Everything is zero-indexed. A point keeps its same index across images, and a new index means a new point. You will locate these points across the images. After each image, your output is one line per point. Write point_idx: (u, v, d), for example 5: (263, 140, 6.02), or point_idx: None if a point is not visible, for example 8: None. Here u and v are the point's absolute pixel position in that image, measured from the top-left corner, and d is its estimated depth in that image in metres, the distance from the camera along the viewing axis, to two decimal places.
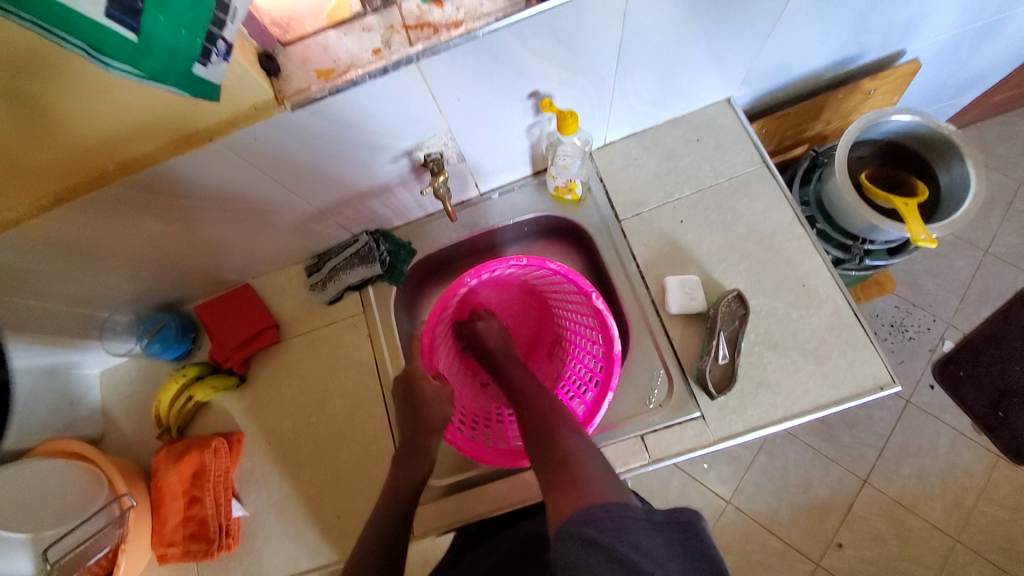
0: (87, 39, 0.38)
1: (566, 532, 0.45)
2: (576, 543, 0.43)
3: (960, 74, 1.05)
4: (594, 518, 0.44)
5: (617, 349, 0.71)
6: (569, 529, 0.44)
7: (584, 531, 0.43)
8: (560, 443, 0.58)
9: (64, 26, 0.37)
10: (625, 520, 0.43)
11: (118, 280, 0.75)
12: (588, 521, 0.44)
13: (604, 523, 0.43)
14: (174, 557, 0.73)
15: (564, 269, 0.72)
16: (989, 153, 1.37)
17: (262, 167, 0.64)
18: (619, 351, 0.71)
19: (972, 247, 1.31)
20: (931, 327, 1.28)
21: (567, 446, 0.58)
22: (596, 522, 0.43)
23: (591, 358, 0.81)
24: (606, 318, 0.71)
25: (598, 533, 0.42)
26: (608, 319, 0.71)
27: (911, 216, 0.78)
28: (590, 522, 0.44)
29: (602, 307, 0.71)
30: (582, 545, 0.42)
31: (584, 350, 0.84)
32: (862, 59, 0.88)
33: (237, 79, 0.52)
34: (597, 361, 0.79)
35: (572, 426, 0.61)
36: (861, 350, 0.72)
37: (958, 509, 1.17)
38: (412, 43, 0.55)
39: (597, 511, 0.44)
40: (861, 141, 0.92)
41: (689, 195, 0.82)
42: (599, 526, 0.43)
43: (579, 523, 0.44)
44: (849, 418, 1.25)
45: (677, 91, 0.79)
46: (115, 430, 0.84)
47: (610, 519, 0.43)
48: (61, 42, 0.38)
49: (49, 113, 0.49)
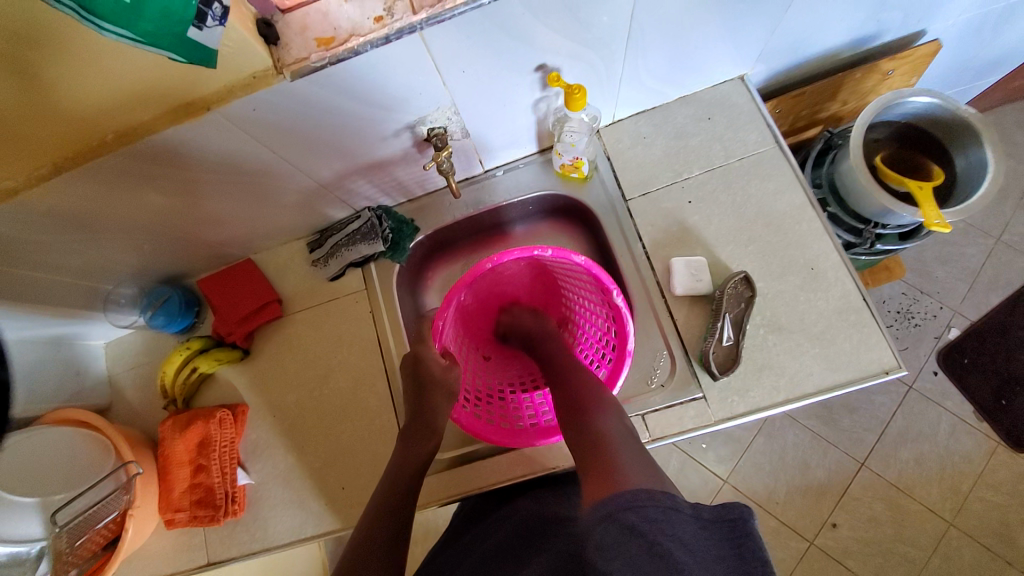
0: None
1: (605, 513, 0.44)
2: (615, 526, 0.42)
3: (984, 55, 1.01)
4: (637, 505, 0.44)
5: (628, 347, 0.70)
6: (608, 510, 0.44)
7: (622, 515, 0.43)
8: (594, 424, 0.60)
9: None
10: (672, 513, 0.43)
11: (121, 252, 0.75)
12: (629, 507, 0.44)
13: (649, 512, 0.42)
14: (182, 523, 0.75)
15: (587, 264, 0.68)
16: (1008, 138, 1.34)
17: (262, 138, 0.63)
18: (630, 348, 0.70)
19: (984, 235, 1.29)
20: (937, 315, 1.26)
21: (600, 425, 0.59)
22: (640, 509, 0.43)
23: (601, 350, 0.81)
24: (624, 319, 0.70)
25: (642, 521, 0.42)
26: (626, 319, 0.70)
27: (926, 200, 0.75)
28: (634, 508, 0.43)
29: (621, 305, 0.69)
30: (620, 529, 0.42)
31: (593, 339, 0.84)
32: (882, 37, 0.84)
33: (235, 45, 0.50)
34: (605, 351, 0.79)
35: (605, 406, 0.62)
36: (867, 334, 0.71)
37: (954, 494, 1.18)
38: (415, 11, 0.53)
39: (640, 498, 0.44)
40: (877, 123, 0.89)
41: (698, 175, 0.80)
42: (643, 513, 0.43)
43: (620, 506, 0.44)
44: (850, 402, 1.25)
45: (689, 68, 0.77)
46: (121, 400, 0.85)
47: (656, 508, 0.43)
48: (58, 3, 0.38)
49: (40, 77, 0.48)
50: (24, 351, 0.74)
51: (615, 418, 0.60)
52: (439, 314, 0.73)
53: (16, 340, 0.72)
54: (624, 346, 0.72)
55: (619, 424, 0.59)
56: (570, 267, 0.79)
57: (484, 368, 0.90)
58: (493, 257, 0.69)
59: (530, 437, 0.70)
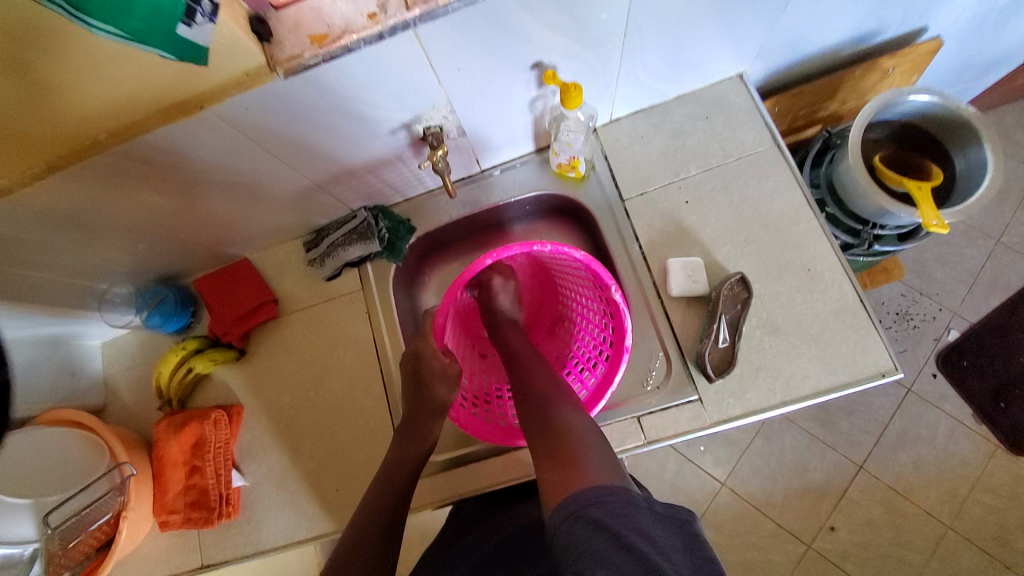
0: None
1: (568, 513, 0.44)
2: (580, 524, 0.42)
3: (984, 54, 1.01)
4: (600, 500, 0.44)
5: (627, 343, 0.69)
6: (571, 510, 0.44)
7: (585, 513, 0.43)
8: (559, 418, 0.58)
9: None
10: (632, 506, 0.43)
11: (116, 251, 0.75)
12: (594, 503, 0.44)
13: (611, 508, 0.43)
14: (176, 525, 0.75)
15: (587, 259, 0.67)
16: (1007, 139, 1.33)
17: (256, 137, 0.62)
18: (629, 343, 0.70)
19: (985, 236, 1.28)
20: (937, 316, 1.26)
21: (566, 419, 0.58)
22: (602, 505, 0.43)
23: (598, 346, 0.79)
24: (623, 314, 0.69)
25: (606, 517, 0.42)
26: (625, 315, 0.69)
27: (924, 201, 0.75)
28: (598, 504, 0.43)
29: (620, 300, 0.68)
30: (586, 527, 0.42)
31: (590, 337, 0.83)
32: (881, 36, 0.84)
33: (228, 43, 0.49)
34: (603, 348, 0.78)
35: (572, 402, 0.61)
36: (864, 336, 0.71)
37: (954, 498, 1.18)
38: (409, 7, 0.52)
39: (603, 494, 0.44)
40: (876, 122, 0.88)
41: (695, 175, 0.80)
42: (605, 509, 0.43)
43: (581, 503, 0.44)
44: (849, 404, 1.25)
45: (686, 67, 0.76)
46: (116, 401, 0.85)
47: (618, 504, 0.43)
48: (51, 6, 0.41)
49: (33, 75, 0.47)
50: (20, 350, 0.73)
51: (581, 413, 0.59)
52: (440, 312, 0.71)
53: (11, 340, 0.72)
54: (622, 342, 0.71)
55: (584, 419, 0.58)
56: (569, 262, 0.78)
57: (481, 367, 0.89)
58: (494, 253, 0.68)
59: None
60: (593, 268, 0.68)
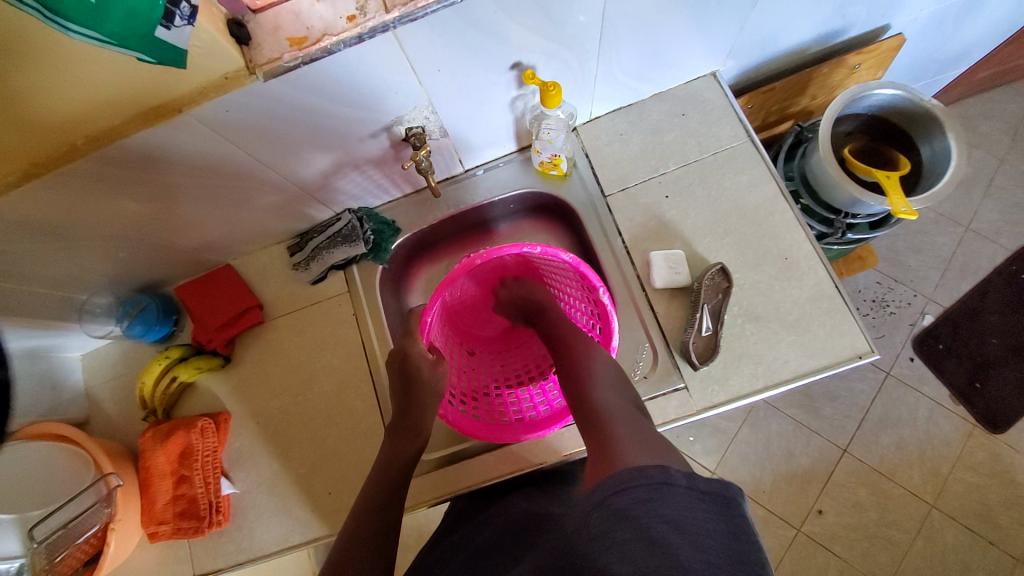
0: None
1: (597, 500, 0.44)
2: (606, 513, 0.43)
3: (945, 50, 1.05)
4: (627, 487, 0.43)
5: (613, 343, 0.71)
6: (601, 496, 0.44)
7: (612, 501, 0.43)
8: (592, 401, 0.62)
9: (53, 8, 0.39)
10: (663, 490, 0.42)
11: (95, 260, 0.73)
12: (620, 491, 0.43)
13: (638, 495, 0.42)
14: (165, 535, 0.73)
15: (575, 262, 0.69)
16: (971, 130, 1.39)
17: (236, 141, 0.62)
18: (615, 343, 0.72)
19: (953, 223, 1.34)
20: (911, 302, 1.30)
21: (599, 400, 0.61)
22: (630, 492, 0.43)
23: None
24: (610, 314, 0.71)
25: (631, 506, 0.42)
26: (611, 316, 0.70)
27: (893, 189, 0.78)
28: (623, 492, 0.43)
29: (608, 303, 0.70)
30: (609, 516, 0.42)
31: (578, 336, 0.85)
32: (847, 33, 0.87)
33: (206, 47, 0.50)
34: None
35: (600, 382, 0.64)
36: (841, 321, 0.73)
37: (934, 476, 1.22)
38: (388, 10, 0.53)
39: (632, 479, 0.44)
40: (845, 115, 0.91)
41: (674, 170, 0.82)
42: (632, 496, 0.42)
43: (609, 492, 0.44)
44: (830, 390, 1.29)
45: (663, 65, 0.78)
46: (99, 413, 0.83)
47: (647, 489, 0.42)
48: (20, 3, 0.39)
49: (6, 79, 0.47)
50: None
51: (612, 391, 0.62)
52: (428, 311, 0.73)
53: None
54: (609, 342, 0.73)
55: (616, 398, 0.61)
56: (557, 264, 0.80)
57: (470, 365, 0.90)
58: (483, 253, 0.69)
59: (519, 432, 0.70)
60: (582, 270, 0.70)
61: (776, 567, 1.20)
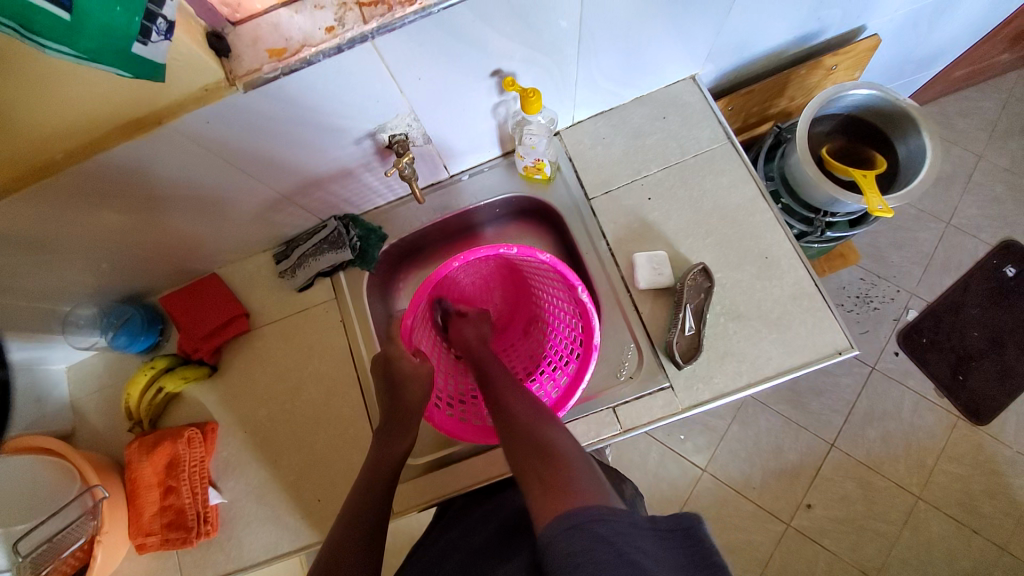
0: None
1: (569, 526, 0.41)
2: (580, 538, 0.40)
3: (919, 50, 1.08)
4: (601, 518, 0.41)
5: (595, 340, 0.72)
6: (572, 521, 0.41)
7: (589, 528, 0.40)
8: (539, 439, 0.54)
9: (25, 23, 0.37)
10: (636, 529, 0.40)
11: (79, 272, 0.73)
12: (596, 520, 0.40)
13: (615, 527, 0.40)
14: (153, 547, 0.73)
15: (552, 261, 0.69)
16: (948, 128, 1.42)
17: (219, 152, 0.62)
18: (597, 340, 0.72)
19: (933, 219, 1.37)
20: (894, 297, 1.33)
21: (545, 438, 0.54)
22: (605, 524, 0.40)
23: (569, 345, 0.82)
24: (590, 312, 0.71)
25: (609, 535, 0.40)
26: (591, 313, 0.71)
27: (869, 188, 0.80)
28: (600, 523, 0.40)
29: (586, 299, 0.71)
30: (586, 539, 0.40)
31: (561, 335, 0.85)
32: (823, 35, 0.89)
33: (185, 60, 0.50)
34: (573, 346, 0.80)
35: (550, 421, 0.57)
36: (821, 318, 0.75)
37: (919, 468, 1.24)
38: (367, 20, 0.54)
39: (606, 512, 0.41)
40: (822, 116, 0.93)
41: (656, 173, 0.83)
42: (610, 527, 0.40)
43: (584, 519, 0.41)
44: (817, 385, 1.31)
45: (643, 69, 0.80)
46: (85, 427, 0.82)
47: (622, 524, 0.40)
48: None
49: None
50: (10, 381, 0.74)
51: (562, 430, 0.55)
52: (408, 315, 0.72)
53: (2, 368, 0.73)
54: (590, 339, 0.73)
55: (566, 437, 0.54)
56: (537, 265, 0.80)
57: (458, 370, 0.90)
58: (461, 256, 0.70)
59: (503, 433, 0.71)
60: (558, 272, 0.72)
61: (766, 562, 1.22)
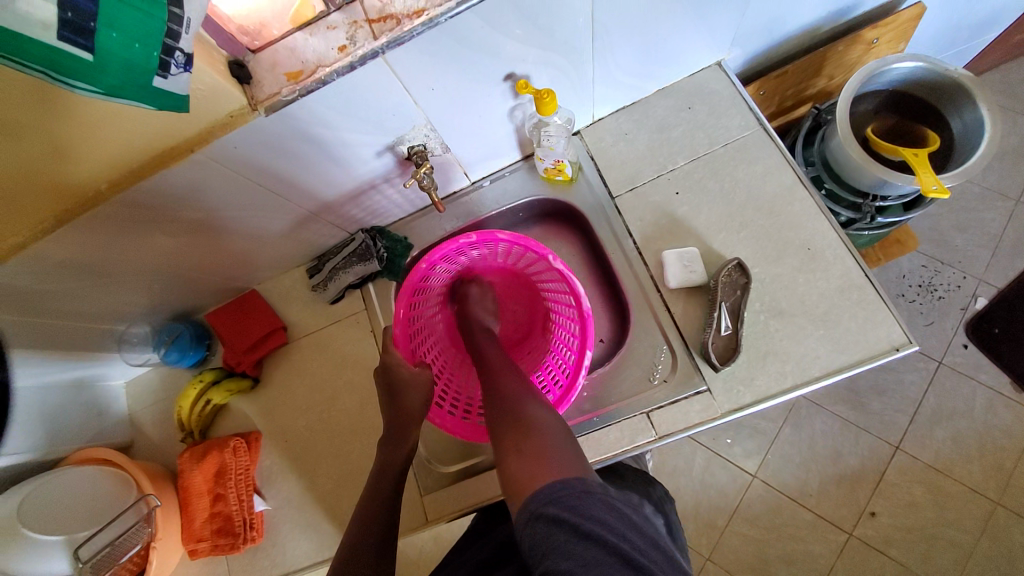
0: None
1: (530, 513, 0.45)
2: (541, 523, 0.43)
3: (977, 13, 0.98)
4: (556, 496, 0.44)
5: (586, 304, 0.73)
6: (533, 509, 0.45)
7: (545, 511, 0.44)
8: (521, 412, 0.56)
9: (59, 69, 0.41)
10: (587, 498, 0.44)
11: (130, 294, 0.79)
12: (551, 501, 0.44)
13: (567, 500, 0.43)
14: (205, 552, 0.77)
15: (515, 236, 0.74)
16: (1017, 95, 1.29)
17: (248, 174, 0.65)
18: (587, 307, 0.73)
19: (1004, 196, 1.24)
20: (962, 285, 1.21)
21: (524, 412, 0.56)
22: (559, 500, 0.44)
23: (568, 322, 0.81)
24: (569, 276, 0.73)
25: (563, 511, 0.43)
26: (570, 277, 0.73)
27: (922, 167, 0.73)
28: (553, 501, 0.44)
29: (561, 265, 0.73)
30: (546, 524, 0.43)
31: (564, 320, 0.83)
32: (862, 7, 0.83)
33: (210, 89, 0.53)
34: (573, 325, 0.79)
35: (532, 396, 0.59)
36: (873, 312, 0.69)
37: (999, 472, 1.12)
38: (377, 37, 0.55)
39: (559, 489, 0.45)
40: (865, 94, 0.86)
41: (683, 166, 0.80)
42: (563, 503, 0.43)
43: (541, 502, 0.44)
44: (878, 384, 1.21)
45: (663, 60, 0.77)
46: (143, 438, 0.88)
47: (574, 496, 0.44)
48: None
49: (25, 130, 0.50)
50: (17, 402, 0.73)
51: (544, 407, 0.57)
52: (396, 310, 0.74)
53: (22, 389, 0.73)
54: (581, 306, 0.74)
55: (545, 413, 0.56)
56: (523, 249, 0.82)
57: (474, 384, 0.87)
58: (427, 255, 0.75)
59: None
60: (524, 243, 0.75)
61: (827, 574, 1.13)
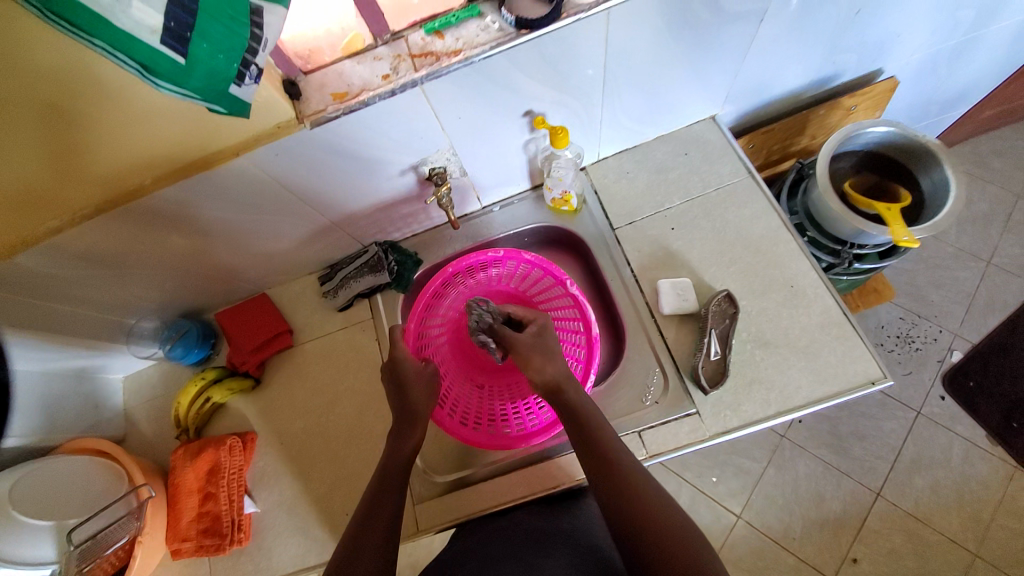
0: (105, 39, 0.44)
1: None
2: None
3: (944, 90, 1.10)
4: None
5: (593, 329, 0.79)
6: None
7: None
8: (645, 505, 0.57)
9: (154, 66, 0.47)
10: None
11: (147, 288, 0.82)
12: None
13: None
14: (188, 553, 0.76)
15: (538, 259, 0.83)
16: (985, 167, 1.41)
17: (281, 181, 0.70)
18: (596, 331, 0.80)
19: (975, 258, 1.33)
20: (936, 338, 1.28)
21: (650, 507, 0.57)
22: None
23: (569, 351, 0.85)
24: (581, 302, 0.81)
25: None
26: (584, 303, 0.81)
27: (894, 220, 0.81)
28: None
29: (577, 290, 0.81)
30: None
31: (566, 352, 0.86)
32: (841, 78, 0.93)
33: (265, 103, 0.59)
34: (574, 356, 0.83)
35: (648, 482, 0.60)
36: (851, 348, 0.74)
37: (976, 523, 1.15)
38: (417, 69, 0.62)
39: None
40: (843, 153, 0.96)
41: (679, 205, 0.87)
42: None
43: None
44: (859, 430, 1.25)
45: (664, 109, 0.85)
46: (136, 433, 0.88)
47: None
48: (83, 41, 0.44)
49: (78, 125, 0.55)
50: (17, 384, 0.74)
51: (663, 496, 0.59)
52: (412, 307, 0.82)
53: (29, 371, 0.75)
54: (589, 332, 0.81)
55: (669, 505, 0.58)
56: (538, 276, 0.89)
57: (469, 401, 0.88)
58: (455, 264, 0.83)
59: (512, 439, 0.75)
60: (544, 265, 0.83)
61: None
